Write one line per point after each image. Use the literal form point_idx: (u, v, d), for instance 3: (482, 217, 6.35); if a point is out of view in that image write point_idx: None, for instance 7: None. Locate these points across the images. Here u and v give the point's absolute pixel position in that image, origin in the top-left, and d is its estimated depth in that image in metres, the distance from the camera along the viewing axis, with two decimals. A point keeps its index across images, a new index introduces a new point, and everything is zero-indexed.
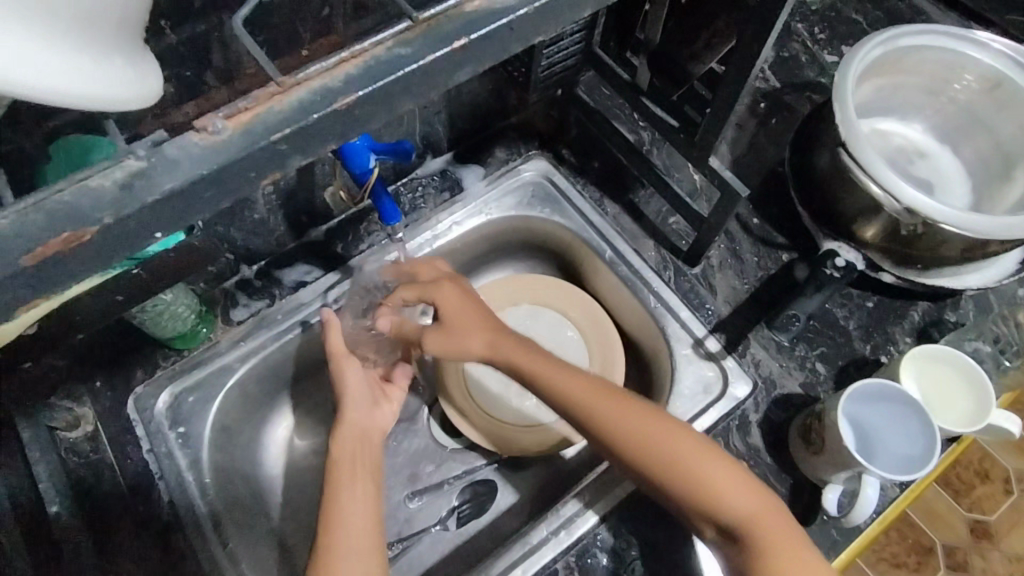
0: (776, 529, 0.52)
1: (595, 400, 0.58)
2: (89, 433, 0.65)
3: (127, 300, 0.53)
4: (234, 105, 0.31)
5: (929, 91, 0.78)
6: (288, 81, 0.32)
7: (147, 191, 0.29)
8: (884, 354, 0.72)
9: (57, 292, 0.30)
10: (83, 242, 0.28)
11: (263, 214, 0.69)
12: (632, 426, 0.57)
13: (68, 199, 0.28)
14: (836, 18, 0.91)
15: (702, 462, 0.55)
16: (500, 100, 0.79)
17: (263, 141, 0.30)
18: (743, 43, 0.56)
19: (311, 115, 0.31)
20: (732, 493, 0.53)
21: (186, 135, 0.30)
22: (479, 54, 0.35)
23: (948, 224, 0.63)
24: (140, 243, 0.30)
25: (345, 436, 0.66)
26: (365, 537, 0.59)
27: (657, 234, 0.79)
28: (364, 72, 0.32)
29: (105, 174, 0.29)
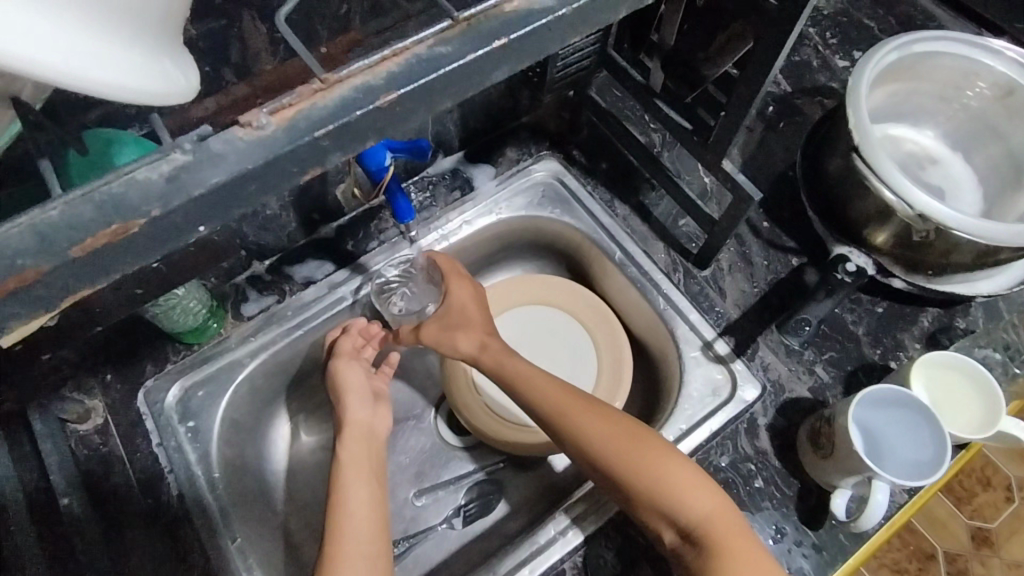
0: (732, 531, 0.56)
1: (565, 403, 0.64)
2: (99, 426, 0.66)
3: (145, 294, 0.54)
4: (278, 101, 0.31)
5: (942, 97, 0.78)
6: (331, 79, 0.32)
7: (194, 184, 0.29)
8: (893, 359, 0.72)
9: (100, 284, 0.29)
10: (130, 234, 0.28)
11: (275, 211, 0.69)
12: (600, 428, 0.62)
13: (117, 191, 0.29)
14: (848, 23, 0.91)
15: (660, 466, 0.58)
16: (513, 100, 0.80)
17: (307, 136, 0.30)
18: (760, 48, 0.56)
19: (354, 112, 0.31)
20: (693, 499, 0.57)
21: (232, 130, 0.30)
22: (515, 53, 0.35)
23: (960, 230, 0.63)
24: (181, 237, 0.30)
25: (349, 439, 0.67)
26: (370, 541, 0.60)
27: (667, 236, 0.79)
28: (405, 70, 0.32)
29: (153, 166, 0.29)
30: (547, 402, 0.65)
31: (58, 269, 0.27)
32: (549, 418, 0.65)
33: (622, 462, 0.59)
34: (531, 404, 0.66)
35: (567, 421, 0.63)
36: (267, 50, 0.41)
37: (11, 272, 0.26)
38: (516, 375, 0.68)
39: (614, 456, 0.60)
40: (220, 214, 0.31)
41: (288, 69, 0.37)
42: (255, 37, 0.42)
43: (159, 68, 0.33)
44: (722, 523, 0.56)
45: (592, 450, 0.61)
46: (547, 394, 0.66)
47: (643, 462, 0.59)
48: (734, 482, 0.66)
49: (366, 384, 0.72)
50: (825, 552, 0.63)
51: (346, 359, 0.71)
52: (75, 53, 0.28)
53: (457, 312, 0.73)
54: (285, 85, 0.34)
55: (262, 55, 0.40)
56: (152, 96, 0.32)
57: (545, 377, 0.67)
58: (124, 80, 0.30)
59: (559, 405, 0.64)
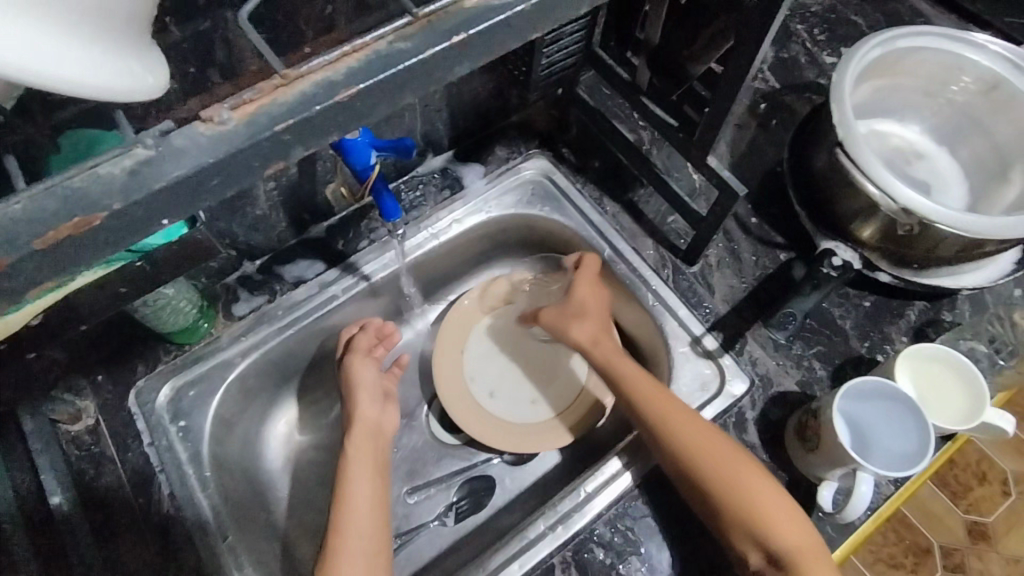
0: (817, 562, 0.57)
1: (673, 412, 0.64)
2: (89, 426, 0.66)
3: (131, 294, 0.54)
4: (238, 98, 0.32)
5: (927, 93, 0.78)
6: (292, 75, 0.32)
7: (154, 179, 0.29)
8: (881, 353, 0.73)
9: (64, 277, 0.30)
10: (93, 227, 0.29)
11: (264, 210, 0.70)
12: (701, 440, 0.62)
13: (80, 185, 0.29)
14: (835, 19, 0.92)
15: (759, 489, 0.59)
16: (502, 98, 0.80)
17: (268, 131, 0.31)
18: (742, 44, 0.56)
19: (313, 107, 0.32)
20: (783, 524, 0.58)
21: (192, 125, 0.31)
22: (481, 48, 0.35)
23: (943, 223, 0.63)
24: (148, 229, 0.31)
25: (360, 436, 0.67)
26: (371, 539, 0.60)
27: (656, 233, 0.80)
28: (363, 66, 0.33)
29: (115, 161, 0.30)
30: (653, 406, 0.65)
31: (21, 261, 0.28)
32: (651, 422, 0.65)
33: (724, 479, 0.60)
34: (639, 408, 0.66)
35: (672, 429, 0.63)
36: (247, 49, 0.41)
37: None
38: (630, 380, 0.68)
39: (714, 471, 0.60)
40: (189, 207, 0.31)
41: (268, 69, 0.37)
42: (235, 37, 0.42)
43: (127, 65, 0.34)
44: (807, 553, 0.57)
45: (694, 461, 0.61)
46: (655, 400, 0.66)
47: (742, 482, 0.60)
48: None
49: (377, 382, 0.72)
50: None
51: (360, 358, 0.72)
52: (37, 52, 0.28)
53: (582, 309, 0.74)
54: (260, 82, 0.35)
55: (246, 54, 0.40)
56: (117, 94, 0.33)
57: (656, 386, 0.67)
58: (86, 79, 0.31)
59: (669, 415, 0.64)
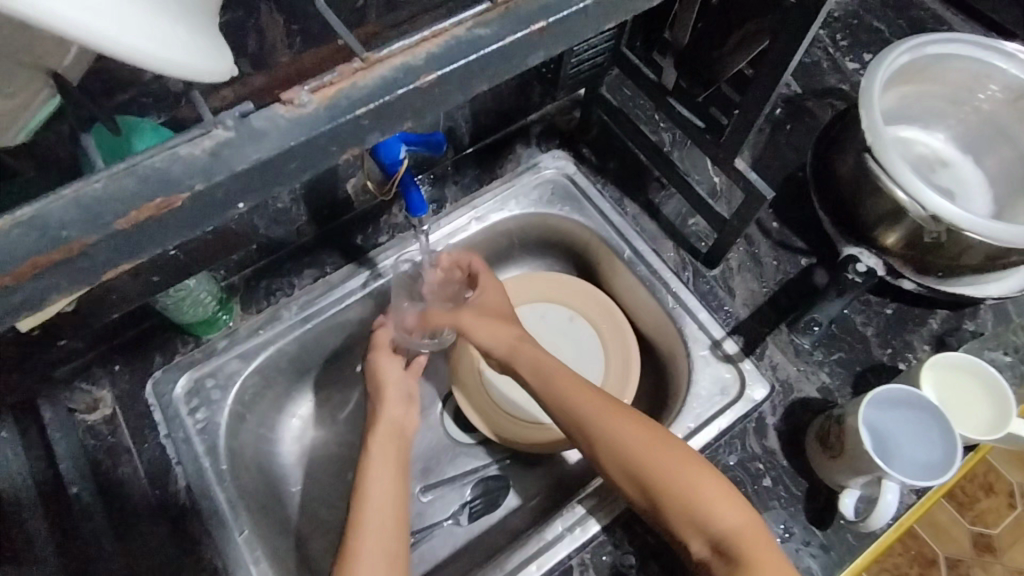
0: (760, 548, 0.55)
1: (599, 410, 0.63)
2: (106, 416, 0.66)
3: (162, 283, 0.54)
4: (318, 80, 0.31)
5: (953, 100, 0.78)
6: (371, 59, 0.32)
7: (236, 159, 0.29)
8: (902, 361, 0.72)
9: (141, 258, 0.29)
10: (174, 208, 0.28)
11: (286, 204, 0.69)
12: (631, 435, 0.61)
13: (159, 164, 0.29)
14: (858, 25, 0.91)
15: (696, 476, 0.58)
16: (525, 96, 0.79)
17: (348, 115, 0.31)
18: (777, 45, 0.56)
19: (394, 91, 0.31)
20: (721, 508, 0.57)
21: (273, 107, 0.30)
22: (540, 28, 0.34)
23: (973, 231, 0.62)
24: (223, 212, 0.30)
25: (381, 441, 0.66)
26: (388, 547, 0.60)
27: (676, 235, 0.79)
28: (444, 51, 0.32)
29: (194, 143, 0.29)
30: (582, 406, 0.64)
31: (104, 240, 0.28)
32: (581, 425, 0.63)
33: (658, 474, 0.58)
34: (565, 411, 0.65)
35: (600, 427, 0.62)
36: (282, 37, 0.40)
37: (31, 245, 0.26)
38: (556, 382, 0.66)
39: (645, 463, 0.59)
40: (240, 200, 0.31)
41: (307, 58, 0.37)
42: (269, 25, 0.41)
43: (198, 45, 0.33)
44: (750, 537, 0.56)
45: (627, 457, 0.60)
46: (582, 402, 0.64)
47: (676, 472, 0.58)
48: (743, 480, 0.66)
49: (401, 382, 0.71)
50: (832, 552, 0.63)
51: (387, 355, 0.72)
52: (110, 18, 0.27)
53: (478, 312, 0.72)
54: (307, 70, 0.34)
55: (278, 46, 0.39)
56: (185, 72, 0.31)
57: (579, 386, 0.65)
58: (154, 49, 0.29)
59: (598, 413, 0.63)
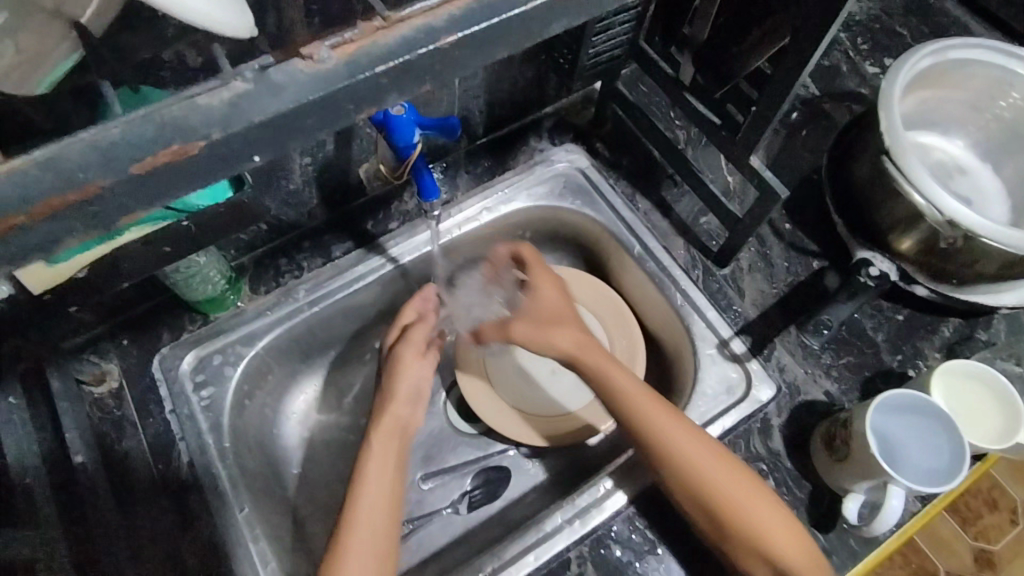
0: (807, 563, 0.57)
1: (663, 422, 0.62)
2: (113, 390, 0.66)
3: (173, 254, 0.55)
4: (339, 37, 0.31)
5: (975, 106, 0.77)
6: (393, 18, 0.32)
7: (254, 109, 0.29)
8: (912, 367, 0.72)
9: (156, 205, 0.29)
10: (191, 155, 0.28)
11: (298, 185, 0.69)
12: (693, 446, 0.61)
13: (178, 113, 0.29)
14: (880, 29, 0.91)
15: (746, 490, 0.60)
16: (541, 87, 0.79)
17: (368, 73, 0.31)
18: (797, 42, 0.55)
19: (414, 51, 0.31)
20: (772, 525, 0.58)
21: (293, 61, 0.30)
22: (565, 5, 0.34)
23: (989, 237, 0.62)
24: (238, 164, 0.31)
25: (381, 439, 0.66)
26: (374, 551, 0.59)
27: (687, 233, 0.79)
28: (464, 14, 0.32)
29: (213, 94, 0.29)
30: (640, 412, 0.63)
31: (120, 184, 0.28)
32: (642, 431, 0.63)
33: (713, 488, 0.59)
34: (628, 414, 0.64)
35: (660, 434, 0.62)
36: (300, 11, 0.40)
37: (45, 201, 0.26)
38: (627, 391, 0.65)
39: (702, 473, 0.60)
40: (256, 153, 0.31)
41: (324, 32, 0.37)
42: None
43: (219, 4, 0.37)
44: (800, 554, 0.57)
45: (688, 471, 0.60)
46: (644, 408, 0.63)
47: (734, 488, 0.59)
48: None
49: (415, 379, 0.70)
50: (834, 556, 0.62)
51: (413, 356, 0.71)
52: None
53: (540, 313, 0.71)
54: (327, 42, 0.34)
55: (297, 22, 0.39)
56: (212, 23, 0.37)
57: (647, 397, 0.64)
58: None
59: (663, 427, 0.62)
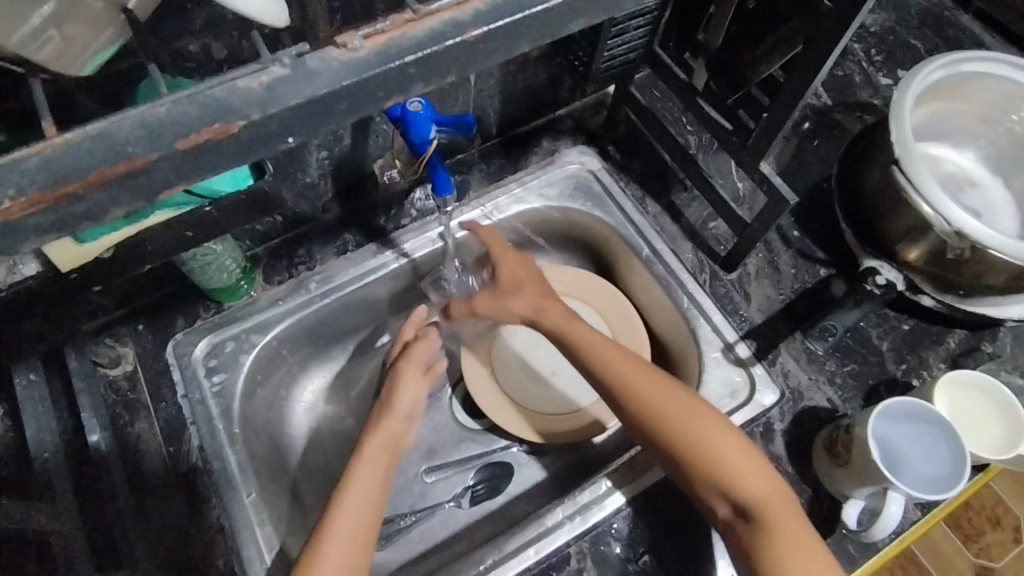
0: (791, 515, 0.55)
1: (642, 380, 0.62)
2: (128, 372, 0.68)
3: (191, 239, 0.56)
4: (372, 28, 0.32)
5: (986, 119, 0.77)
6: (423, 11, 0.33)
7: (290, 94, 0.30)
8: (916, 377, 0.72)
9: (196, 181, 0.31)
10: (230, 134, 0.30)
11: (314, 178, 0.71)
12: (654, 395, 0.61)
13: (220, 95, 0.30)
14: (894, 41, 0.91)
15: (712, 437, 0.59)
16: (554, 89, 0.80)
17: (397, 62, 0.32)
18: (809, 51, 0.56)
19: (443, 43, 0.32)
20: (747, 473, 0.57)
21: (328, 49, 0.32)
22: (585, 7, 0.35)
23: (997, 249, 0.62)
24: (274, 145, 0.32)
25: (372, 448, 0.66)
26: (349, 549, 0.58)
27: (696, 237, 0.80)
28: (491, 9, 0.33)
29: (253, 77, 0.31)
30: (613, 367, 0.64)
31: (160, 161, 0.29)
32: (607, 384, 0.64)
33: (676, 432, 0.59)
34: (595, 369, 0.65)
35: (626, 388, 0.62)
36: None
37: (84, 175, 0.28)
38: (586, 345, 0.66)
39: (665, 426, 0.60)
40: (290, 135, 0.32)
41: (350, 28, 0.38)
42: None
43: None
44: (778, 505, 0.56)
45: (659, 423, 0.60)
46: (608, 360, 0.64)
47: (698, 437, 0.59)
48: None
49: (415, 400, 0.71)
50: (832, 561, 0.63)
51: (411, 367, 0.73)
52: None
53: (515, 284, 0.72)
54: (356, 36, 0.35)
55: (322, 16, 0.40)
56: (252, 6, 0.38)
57: (622, 356, 0.64)
58: None
59: (644, 383, 0.62)
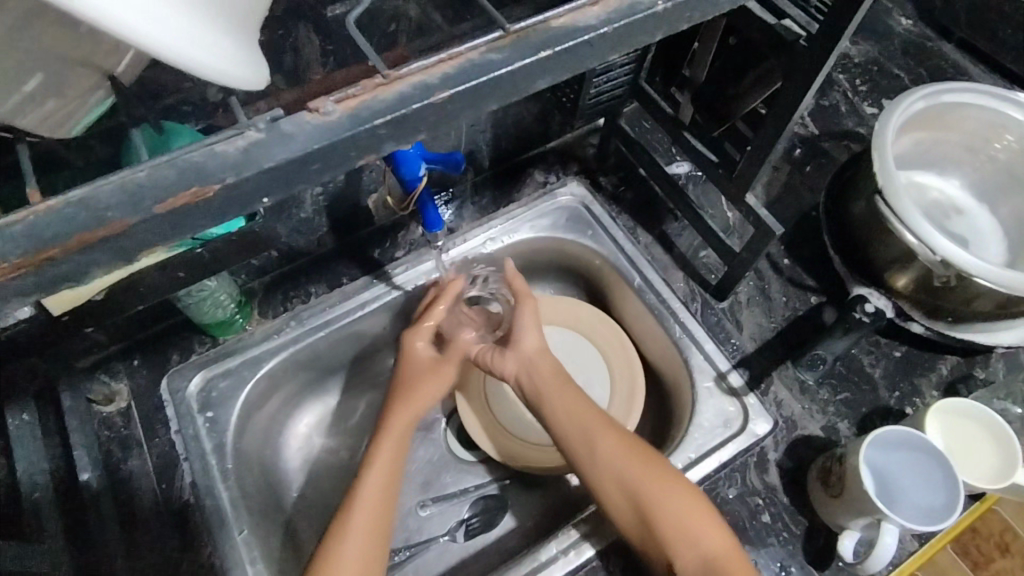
0: (738, 566, 0.58)
1: (608, 437, 0.66)
2: (122, 409, 0.68)
3: (187, 278, 0.57)
4: (344, 92, 0.33)
5: (968, 148, 0.79)
6: (393, 75, 0.34)
7: (264, 158, 0.31)
8: (909, 405, 0.72)
9: (175, 241, 0.32)
10: (207, 197, 0.31)
11: (309, 214, 0.72)
12: (618, 450, 0.65)
13: (197, 159, 0.31)
14: (878, 71, 0.93)
15: (670, 492, 0.61)
16: (545, 123, 0.82)
17: (367, 124, 0.33)
18: (789, 87, 0.57)
19: (411, 105, 0.33)
20: (705, 528, 0.59)
21: (301, 113, 0.33)
22: (563, 58, 0.37)
23: (981, 276, 0.63)
24: (250, 205, 0.33)
25: (396, 427, 0.69)
26: (374, 525, 0.62)
27: (687, 266, 0.80)
28: (458, 72, 0.35)
29: (229, 141, 0.32)
30: (581, 424, 0.68)
31: (142, 223, 0.30)
32: (578, 439, 0.67)
33: (638, 488, 0.62)
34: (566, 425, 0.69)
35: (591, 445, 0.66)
36: (315, 58, 0.42)
37: (73, 235, 0.29)
38: (562, 399, 0.70)
39: (626, 479, 0.63)
40: (266, 195, 0.33)
41: (336, 75, 0.39)
42: (305, 45, 0.44)
43: (244, 59, 0.37)
44: (728, 558, 0.58)
45: (620, 476, 0.63)
46: (581, 420, 0.68)
47: (664, 493, 0.61)
48: (742, 516, 0.66)
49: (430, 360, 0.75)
50: None
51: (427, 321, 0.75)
52: (169, 31, 0.31)
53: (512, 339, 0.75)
54: (342, 84, 0.36)
55: (310, 66, 0.41)
56: (223, 77, 0.35)
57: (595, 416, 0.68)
58: (206, 57, 0.33)
59: (612, 444, 0.65)
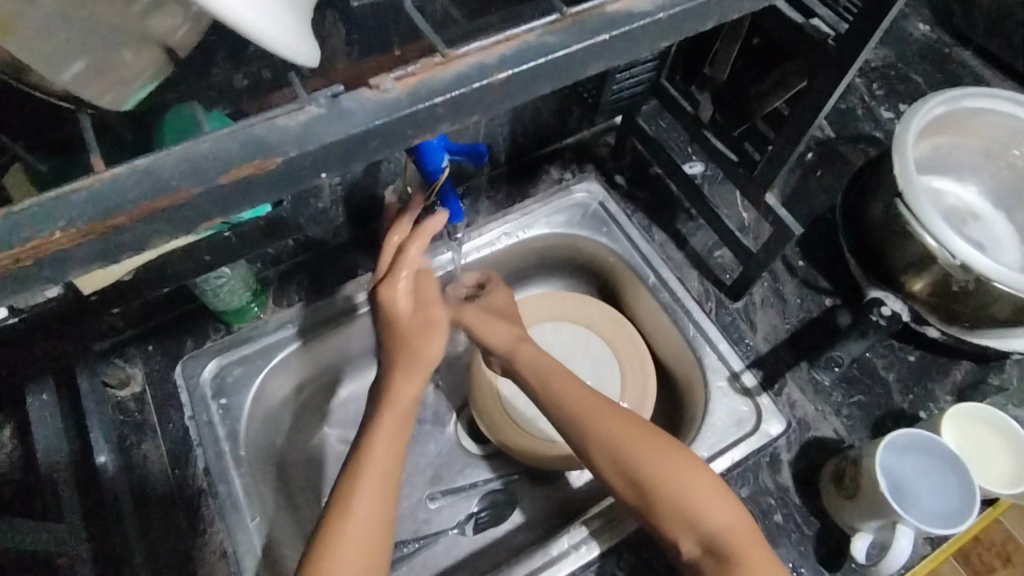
0: (747, 540, 0.56)
1: (604, 415, 0.63)
2: (135, 394, 0.68)
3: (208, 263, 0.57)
4: (403, 70, 0.34)
5: (987, 154, 0.79)
6: (451, 55, 0.34)
7: (327, 133, 0.31)
8: (922, 410, 0.72)
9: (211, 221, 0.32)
10: (268, 170, 0.31)
11: (326, 204, 0.72)
12: (616, 429, 0.62)
13: (261, 131, 0.31)
14: (896, 76, 0.93)
15: (675, 471, 0.59)
16: (562, 119, 0.82)
17: (426, 103, 0.33)
18: (814, 86, 0.57)
19: (470, 85, 0.33)
20: (712, 506, 0.57)
21: (360, 90, 0.33)
22: (597, 51, 0.37)
23: (1002, 282, 0.62)
24: (305, 181, 0.33)
25: (393, 414, 0.63)
26: (376, 511, 0.58)
27: (702, 265, 0.80)
28: (516, 53, 0.35)
29: (290, 115, 0.32)
30: (574, 406, 0.64)
31: (203, 194, 0.30)
32: (571, 421, 0.64)
33: (640, 468, 0.59)
34: (560, 406, 0.65)
35: (586, 425, 0.63)
36: (345, 45, 0.42)
37: (111, 211, 0.28)
38: (552, 381, 0.67)
39: (627, 459, 0.60)
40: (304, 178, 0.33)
41: (368, 62, 0.39)
42: (335, 33, 0.44)
43: (296, 33, 0.37)
44: (738, 533, 0.56)
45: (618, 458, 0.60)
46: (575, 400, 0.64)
47: (668, 472, 0.59)
48: (755, 516, 0.66)
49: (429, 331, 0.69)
50: None
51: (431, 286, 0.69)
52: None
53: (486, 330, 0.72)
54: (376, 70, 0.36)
55: (340, 52, 0.41)
56: (277, 47, 0.35)
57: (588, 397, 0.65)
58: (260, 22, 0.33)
59: (608, 424, 0.62)
